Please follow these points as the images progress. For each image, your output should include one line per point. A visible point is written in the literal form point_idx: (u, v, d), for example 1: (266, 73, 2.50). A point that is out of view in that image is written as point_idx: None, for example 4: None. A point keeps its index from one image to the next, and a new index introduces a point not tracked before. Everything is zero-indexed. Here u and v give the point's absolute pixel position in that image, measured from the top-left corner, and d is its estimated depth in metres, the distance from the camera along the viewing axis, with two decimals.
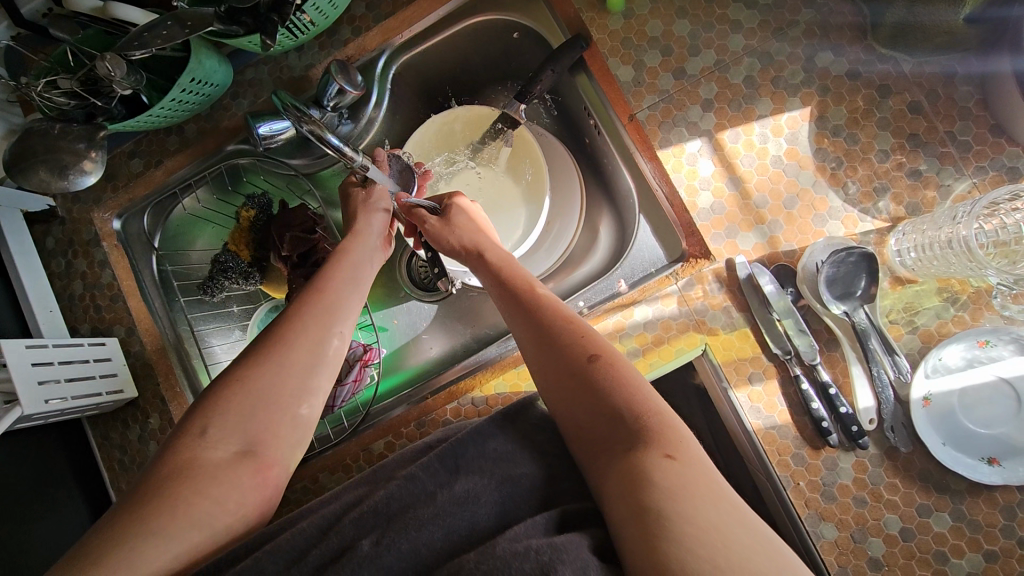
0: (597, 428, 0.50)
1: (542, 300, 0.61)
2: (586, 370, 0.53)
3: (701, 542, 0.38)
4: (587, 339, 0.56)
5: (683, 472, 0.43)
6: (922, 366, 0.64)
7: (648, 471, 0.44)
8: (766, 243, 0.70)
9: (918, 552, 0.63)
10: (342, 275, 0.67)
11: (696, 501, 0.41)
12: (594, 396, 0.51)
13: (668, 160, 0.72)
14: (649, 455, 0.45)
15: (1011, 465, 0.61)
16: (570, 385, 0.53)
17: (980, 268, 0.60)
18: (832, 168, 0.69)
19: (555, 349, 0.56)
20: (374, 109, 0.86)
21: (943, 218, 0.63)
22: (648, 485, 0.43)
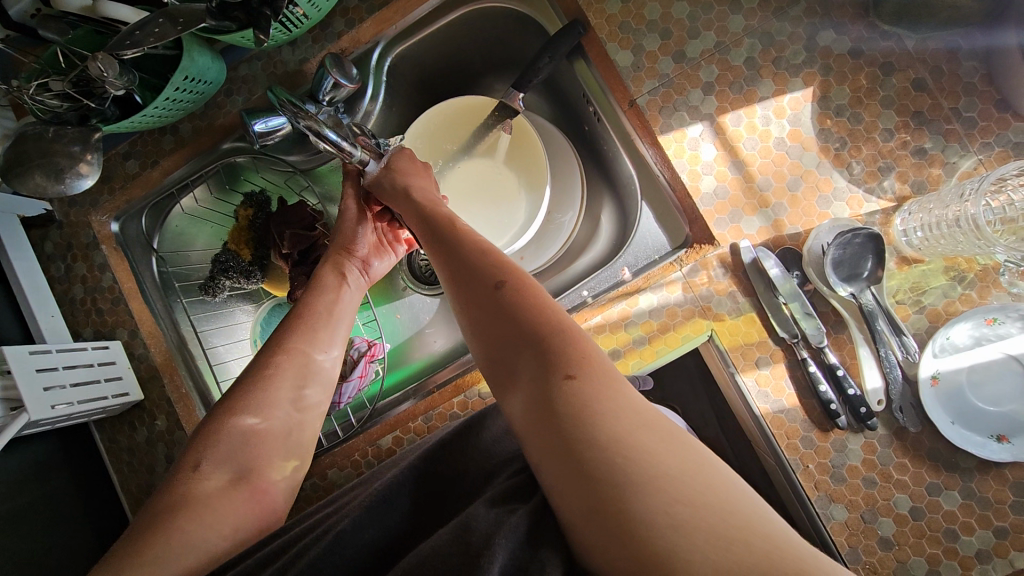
0: (512, 359, 0.51)
1: (458, 237, 0.60)
2: (495, 299, 0.53)
3: (601, 459, 0.39)
4: (498, 269, 0.55)
5: (583, 387, 0.44)
6: (930, 346, 0.63)
7: (555, 394, 0.44)
8: (770, 226, 0.69)
9: (928, 531, 0.64)
10: (323, 298, 0.69)
11: (596, 415, 0.42)
12: (505, 324, 0.52)
13: (669, 145, 0.72)
14: (553, 377, 0.46)
15: (1020, 442, 0.62)
16: (484, 316, 0.54)
17: (989, 246, 0.60)
18: (835, 149, 0.68)
19: (469, 288, 0.56)
20: (371, 102, 0.85)
21: (951, 195, 0.63)
22: (556, 409, 0.43)
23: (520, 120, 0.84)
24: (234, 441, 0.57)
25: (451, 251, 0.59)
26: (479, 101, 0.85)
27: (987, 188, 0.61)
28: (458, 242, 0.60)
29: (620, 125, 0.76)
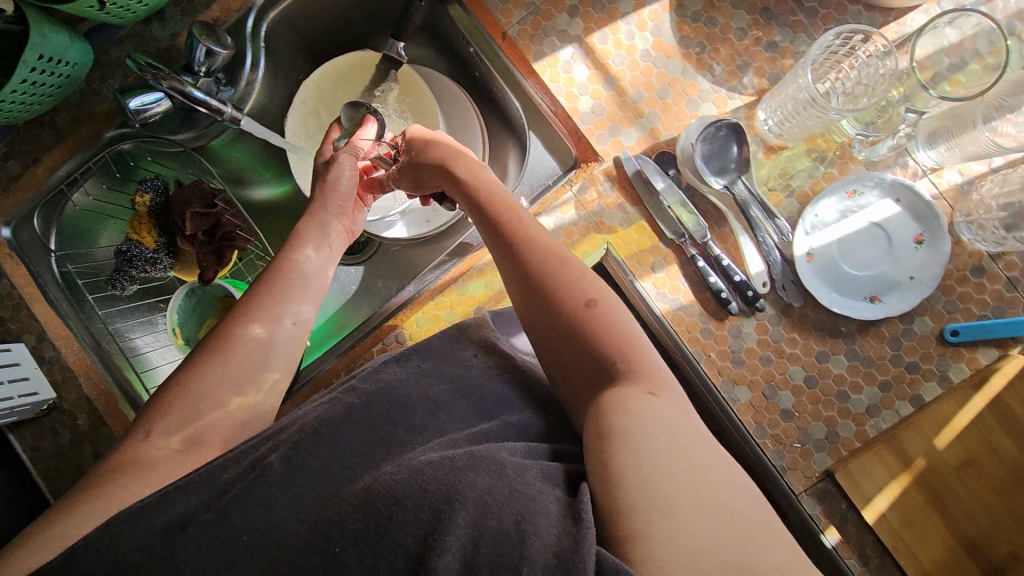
0: (584, 371, 0.52)
1: (534, 243, 0.57)
2: (578, 312, 0.53)
3: (670, 467, 0.41)
4: (583, 283, 0.54)
5: (662, 411, 0.46)
6: (801, 224, 0.68)
7: (631, 410, 0.45)
8: (647, 134, 0.72)
9: (823, 395, 0.69)
10: (290, 258, 0.63)
11: (669, 433, 0.44)
12: (583, 337, 0.52)
13: (544, 71, 0.74)
14: (635, 392, 0.47)
15: (889, 300, 0.67)
16: (559, 322, 0.53)
17: (825, 113, 0.63)
18: (696, 53, 0.71)
19: (542, 293, 0.55)
20: (252, 70, 0.83)
21: (789, 75, 0.67)
22: (626, 420, 0.44)
23: (409, 70, 0.85)
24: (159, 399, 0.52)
25: (526, 259, 0.57)
26: (362, 57, 0.85)
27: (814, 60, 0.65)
28: (533, 250, 0.57)
29: (500, 60, 0.75)
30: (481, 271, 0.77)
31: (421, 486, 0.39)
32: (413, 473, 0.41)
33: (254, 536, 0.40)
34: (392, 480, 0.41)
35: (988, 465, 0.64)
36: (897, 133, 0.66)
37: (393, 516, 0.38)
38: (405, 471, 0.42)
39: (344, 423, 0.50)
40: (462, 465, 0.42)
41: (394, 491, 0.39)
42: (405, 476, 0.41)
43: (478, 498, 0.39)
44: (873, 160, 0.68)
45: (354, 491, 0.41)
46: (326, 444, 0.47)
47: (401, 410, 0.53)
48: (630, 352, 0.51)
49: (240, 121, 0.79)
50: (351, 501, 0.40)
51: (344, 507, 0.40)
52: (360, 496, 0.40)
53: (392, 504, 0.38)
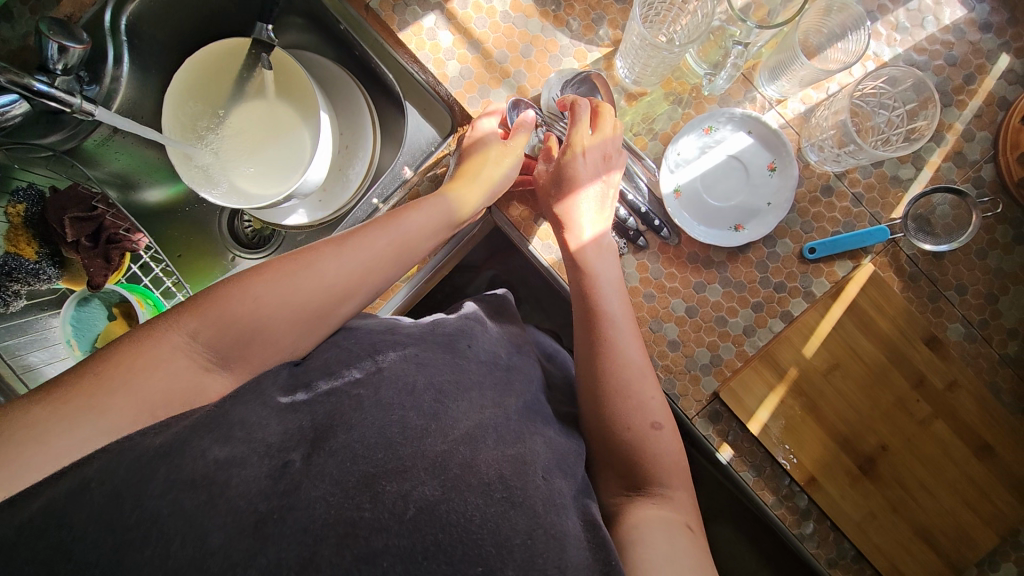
0: (625, 471, 0.55)
1: (618, 341, 0.59)
2: (641, 432, 0.55)
3: None
4: (652, 406, 0.57)
5: (693, 543, 0.50)
6: (664, 163, 0.72)
7: (660, 531, 0.49)
8: (516, 94, 0.74)
9: (704, 323, 0.73)
10: (385, 224, 0.58)
11: (697, 563, 0.48)
12: (636, 451, 0.55)
13: (410, 41, 0.75)
14: (678, 521, 0.51)
15: (752, 225, 0.71)
16: (622, 426, 0.55)
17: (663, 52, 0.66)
18: (553, 11, 0.73)
19: (613, 390, 0.57)
20: (116, 66, 0.81)
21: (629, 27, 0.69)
22: (654, 539, 0.48)
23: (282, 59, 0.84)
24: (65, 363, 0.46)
25: (609, 357, 0.58)
26: (230, 44, 0.84)
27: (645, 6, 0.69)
28: (617, 346, 0.59)
29: (369, 33, 0.76)
30: None
31: (474, 511, 0.40)
32: (448, 485, 0.41)
33: (286, 513, 0.37)
34: (433, 493, 0.40)
35: (853, 366, 0.70)
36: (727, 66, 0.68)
37: (446, 546, 0.39)
38: (450, 481, 0.41)
39: (371, 406, 0.45)
40: (502, 497, 0.42)
41: (436, 514, 0.40)
42: (444, 492, 0.41)
43: (523, 544, 0.40)
44: (714, 94, 0.72)
45: (395, 492, 0.40)
46: (350, 418, 0.43)
47: (410, 396, 0.46)
48: (671, 476, 0.55)
49: (94, 112, 0.77)
50: (389, 506, 0.39)
51: (382, 510, 0.39)
52: (417, 516, 0.39)
53: (444, 531, 0.39)
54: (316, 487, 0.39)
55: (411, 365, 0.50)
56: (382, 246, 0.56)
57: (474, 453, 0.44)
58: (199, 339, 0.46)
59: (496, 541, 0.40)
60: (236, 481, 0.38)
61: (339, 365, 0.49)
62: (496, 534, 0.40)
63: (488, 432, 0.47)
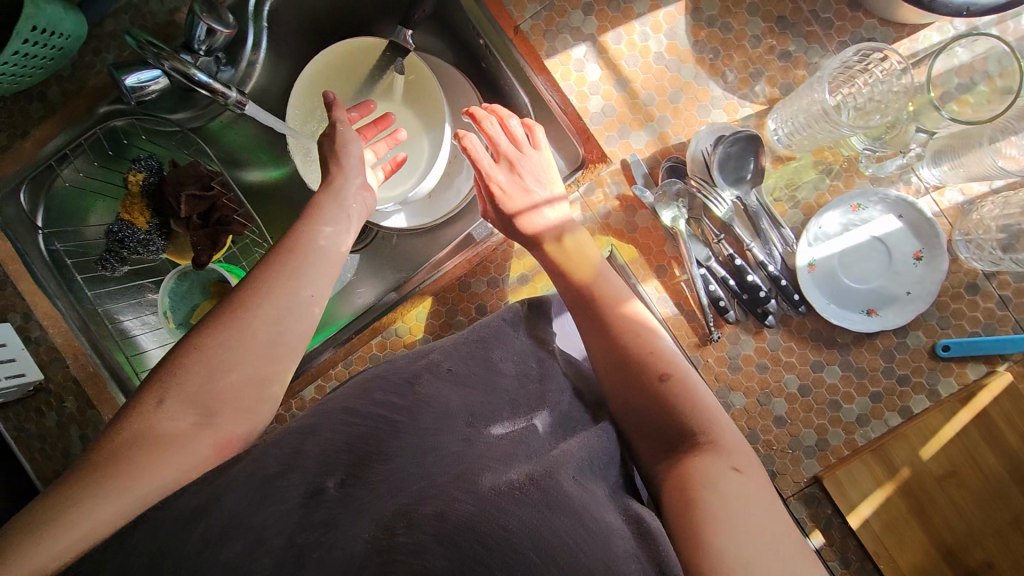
0: (662, 428, 0.49)
1: (621, 317, 0.55)
2: (655, 388, 0.50)
3: (759, 553, 0.40)
4: (657, 356, 0.52)
5: (747, 485, 0.45)
6: (805, 235, 0.68)
7: (721, 491, 0.43)
8: (656, 139, 0.72)
9: (815, 404, 0.70)
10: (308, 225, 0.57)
11: (748, 508, 0.43)
12: (660, 411, 0.49)
13: (556, 69, 0.73)
14: (718, 466, 0.45)
15: (886, 312, 0.68)
16: (630, 386, 0.51)
17: (836, 128, 0.63)
18: (710, 59, 0.71)
19: (609, 335, 0.54)
20: (255, 51, 0.81)
21: (804, 89, 0.66)
22: (719, 506, 0.42)
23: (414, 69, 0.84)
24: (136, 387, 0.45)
25: (611, 334, 0.54)
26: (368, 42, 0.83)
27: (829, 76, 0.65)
28: (622, 324, 0.54)
29: (512, 55, 0.73)
30: (484, 268, 0.77)
31: (501, 517, 0.36)
32: (482, 501, 0.37)
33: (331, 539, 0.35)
34: (464, 509, 0.36)
35: (969, 475, 0.66)
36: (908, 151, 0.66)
37: (494, 554, 0.35)
38: (480, 498, 0.37)
39: (409, 433, 0.42)
40: (538, 500, 0.38)
41: (473, 528, 0.35)
42: (480, 507, 0.37)
43: (561, 541, 0.36)
44: (880, 176, 0.69)
45: (430, 511, 0.36)
46: (387, 449, 0.41)
47: (447, 419, 0.45)
48: (723, 437, 0.48)
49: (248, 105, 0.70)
50: (427, 526, 0.36)
51: (422, 530, 0.35)
52: (434, 523, 0.36)
53: (479, 542, 0.35)
54: (357, 513, 0.37)
55: (446, 385, 0.49)
56: (303, 262, 0.53)
57: (492, 478, 0.40)
58: (167, 402, 0.44)
59: (515, 552, 0.35)
60: (270, 521, 0.35)
61: (388, 397, 0.46)
62: (535, 540, 0.36)
63: (522, 448, 0.45)
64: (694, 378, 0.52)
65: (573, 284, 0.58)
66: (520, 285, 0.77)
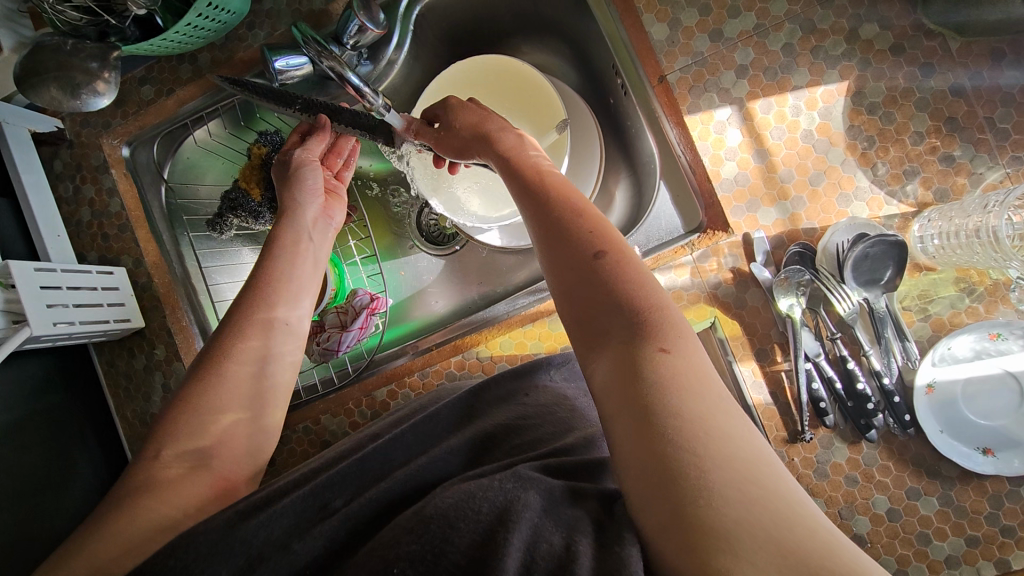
0: (601, 307, 0.44)
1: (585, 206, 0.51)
2: (594, 266, 0.46)
3: (690, 433, 0.35)
4: (598, 235, 0.48)
5: (681, 368, 0.39)
6: (930, 354, 0.63)
7: (666, 371, 0.38)
8: (786, 218, 0.68)
9: (903, 532, 0.65)
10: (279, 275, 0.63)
11: (685, 393, 0.37)
12: (595, 286, 0.45)
13: (694, 126, 0.70)
14: (644, 349, 0.40)
15: (1005, 457, 0.62)
16: (571, 273, 0.47)
17: (1004, 260, 0.59)
18: (863, 147, 0.67)
19: (560, 243, 0.49)
20: (396, 51, 0.82)
21: (974, 205, 0.62)
22: (658, 382, 0.38)
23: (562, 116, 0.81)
24: (193, 367, 0.54)
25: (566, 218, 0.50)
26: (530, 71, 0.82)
27: (1013, 202, 0.59)
28: (580, 214, 0.50)
29: (650, 104, 0.72)
30: None
31: (474, 506, 0.37)
32: (465, 499, 0.38)
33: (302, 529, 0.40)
34: (446, 499, 0.38)
35: None
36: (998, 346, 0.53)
37: (457, 539, 0.35)
38: (455, 493, 0.39)
39: (433, 468, 0.47)
40: (511, 486, 0.40)
41: (446, 513, 0.37)
42: (457, 501, 0.38)
43: (528, 527, 0.36)
44: None
45: (408, 511, 0.39)
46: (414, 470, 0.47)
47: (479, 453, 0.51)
48: (672, 340, 0.41)
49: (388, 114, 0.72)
50: (404, 517, 0.39)
51: (399, 520, 0.39)
52: (412, 517, 0.38)
53: (450, 527, 0.36)
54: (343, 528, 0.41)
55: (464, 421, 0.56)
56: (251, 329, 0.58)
57: (460, 481, 0.43)
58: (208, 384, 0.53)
59: (479, 532, 0.36)
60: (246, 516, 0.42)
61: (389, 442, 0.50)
62: (502, 513, 0.37)
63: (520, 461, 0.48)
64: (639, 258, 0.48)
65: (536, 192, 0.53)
66: None
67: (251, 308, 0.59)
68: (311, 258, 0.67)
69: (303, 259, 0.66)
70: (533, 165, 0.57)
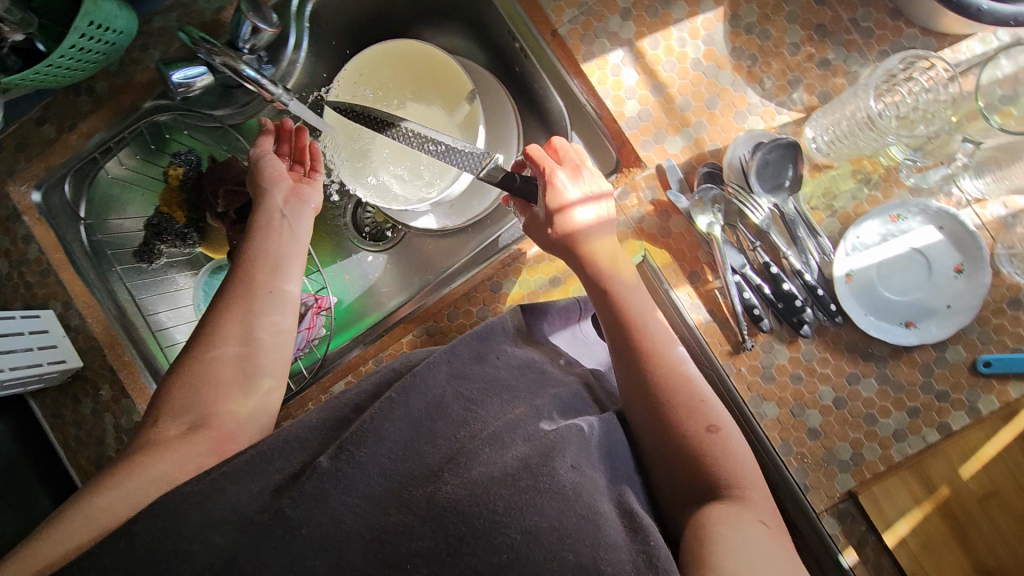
0: (695, 470, 0.52)
1: (689, 371, 0.58)
2: (701, 439, 0.53)
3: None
4: (705, 408, 0.55)
5: (768, 537, 0.47)
6: (842, 245, 0.67)
7: (735, 527, 0.46)
8: (692, 144, 0.72)
9: (851, 417, 0.69)
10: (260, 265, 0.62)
11: (771, 560, 0.45)
12: (693, 456, 0.53)
13: (592, 73, 0.73)
14: (742, 514, 0.48)
15: (925, 326, 0.66)
16: (672, 432, 0.54)
17: (882, 138, 0.64)
18: (748, 65, 0.71)
19: (664, 400, 0.55)
20: (295, 50, 0.82)
21: (847, 95, 0.67)
22: (732, 536, 0.45)
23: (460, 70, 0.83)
24: None
25: (671, 380, 0.56)
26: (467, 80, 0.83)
27: (879, 82, 0.66)
28: (689, 387, 0.56)
29: (548, 59, 0.74)
30: (517, 269, 0.77)
31: (489, 503, 0.41)
32: (479, 487, 0.43)
33: None
34: (458, 494, 0.42)
35: (1013, 498, 0.63)
36: (948, 161, 0.67)
37: (469, 539, 0.40)
38: (467, 483, 0.43)
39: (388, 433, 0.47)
40: (527, 485, 0.43)
41: (459, 509, 0.41)
42: (470, 491, 0.42)
43: (548, 525, 0.41)
44: (921, 187, 0.68)
45: (422, 497, 0.43)
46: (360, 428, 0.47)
47: (439, 408, 0.52)
48: (764, 518, 0.49)
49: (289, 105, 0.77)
50: (415, 509, 0.42)
51: (409, 515, 0.42)
52: (425, 505, 0.42)
53: (463, 522, 0.41)
54: (336, 489, 0.42)
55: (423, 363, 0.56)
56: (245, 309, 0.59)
57: (472, 465, 0.45)
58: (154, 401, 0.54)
59: (495, 530, 0.40)
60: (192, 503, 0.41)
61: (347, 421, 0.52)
62: (521, 520, 0.41)
63: (516, 431, 0.49)
64: (742, 442, 0.55)
65: (631, 339, 0.59)
66: (552, 288, 0.77)
67: (242, 292, 0.60)
68: (292, 248, 0.65)
69: (283, 239, 0.65)
70: (631, 300, 0.62)
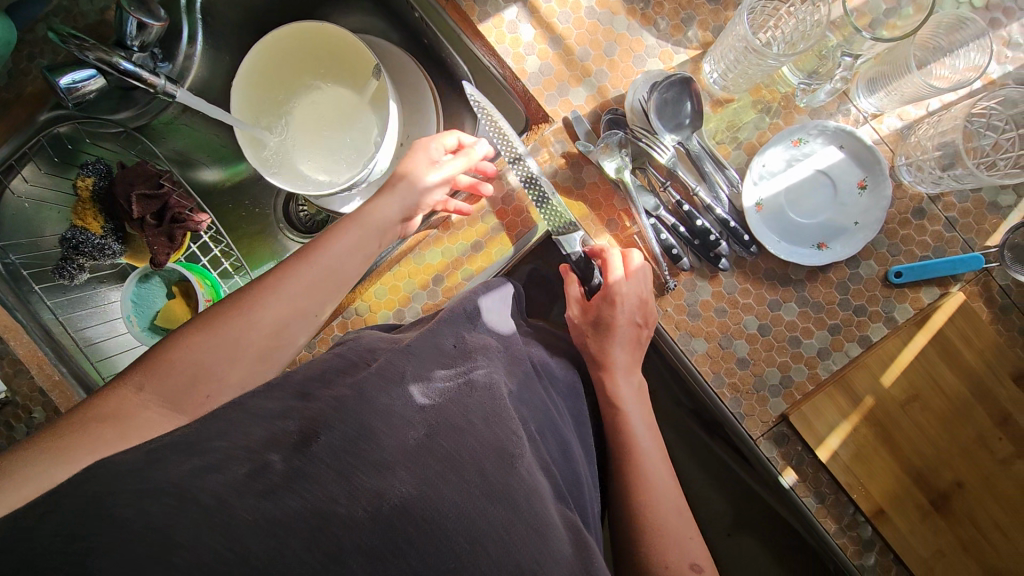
0: None
1: (687, 515, 0.58)
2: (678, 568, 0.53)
3: None
4: (691, 544, 0.56)
5: None
6: (748, 175, 0.68)
7: None
8: (595, 93, 0.72)
9: (776, 342, 0.70)
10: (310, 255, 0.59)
11: None
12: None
13: (490, 33, 0.72)
14: None
15: (836, 245, 0.68)
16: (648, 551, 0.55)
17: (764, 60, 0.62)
18: (641, 8, 0.71)
19: (652, 527, 0.56)
20: (190, 43, 0.81)
21: (730, 24, 0.66)
22: None
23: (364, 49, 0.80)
24: None
25: (667, 512, 0.57)
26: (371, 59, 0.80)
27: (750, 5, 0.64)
28: (685, 522, 0.57)
29: (449, 28, 0.72)
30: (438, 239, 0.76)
31: (437, 508, 0.35)
32: (428, 481, 0.36)
33: None
34: (401, 495, 0.35)
35: (933, 399, 0.66)
36: (834, 78, 0.67)
37: (417, 542, 0.34)
38: (416, 476, 0.36)
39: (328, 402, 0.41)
40: (489, 492, 0.37)
41: (411, 510, 0.34)
42: (423, 489, 0.35)
43: (497, 531, 0.36)
44: (815, 106, 0.70)
45: (366, 495, 0.35)
46: None
47: None
48: None
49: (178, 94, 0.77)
50: (366, 502, 0.34)
51: (360, 506, 0.34)
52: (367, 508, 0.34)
53: (407, 530, 0.34)
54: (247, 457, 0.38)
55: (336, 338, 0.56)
56: (294, 291, 0.57)
57: (435, 464, 0.38)
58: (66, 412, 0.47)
59: (443, 541, 0.34)
60: None
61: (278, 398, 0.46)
62: (471, 529, 0.35)
63: (476, 412, 0.42)
64: None
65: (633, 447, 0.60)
66: (474, 252, 0.77)
67: (295, 267, 0.58)
68: (359, 243, 0.62)
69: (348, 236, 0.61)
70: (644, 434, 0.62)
